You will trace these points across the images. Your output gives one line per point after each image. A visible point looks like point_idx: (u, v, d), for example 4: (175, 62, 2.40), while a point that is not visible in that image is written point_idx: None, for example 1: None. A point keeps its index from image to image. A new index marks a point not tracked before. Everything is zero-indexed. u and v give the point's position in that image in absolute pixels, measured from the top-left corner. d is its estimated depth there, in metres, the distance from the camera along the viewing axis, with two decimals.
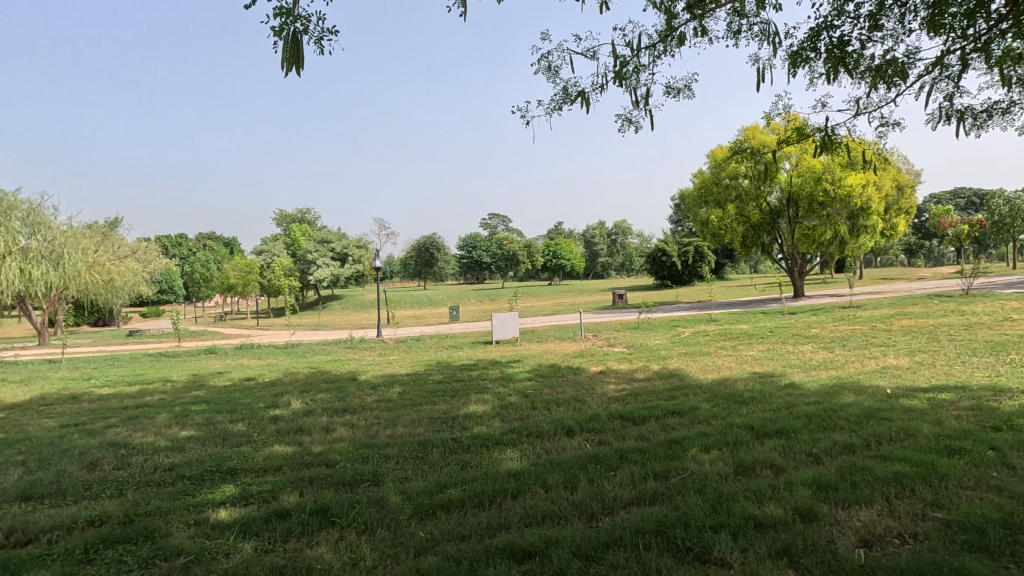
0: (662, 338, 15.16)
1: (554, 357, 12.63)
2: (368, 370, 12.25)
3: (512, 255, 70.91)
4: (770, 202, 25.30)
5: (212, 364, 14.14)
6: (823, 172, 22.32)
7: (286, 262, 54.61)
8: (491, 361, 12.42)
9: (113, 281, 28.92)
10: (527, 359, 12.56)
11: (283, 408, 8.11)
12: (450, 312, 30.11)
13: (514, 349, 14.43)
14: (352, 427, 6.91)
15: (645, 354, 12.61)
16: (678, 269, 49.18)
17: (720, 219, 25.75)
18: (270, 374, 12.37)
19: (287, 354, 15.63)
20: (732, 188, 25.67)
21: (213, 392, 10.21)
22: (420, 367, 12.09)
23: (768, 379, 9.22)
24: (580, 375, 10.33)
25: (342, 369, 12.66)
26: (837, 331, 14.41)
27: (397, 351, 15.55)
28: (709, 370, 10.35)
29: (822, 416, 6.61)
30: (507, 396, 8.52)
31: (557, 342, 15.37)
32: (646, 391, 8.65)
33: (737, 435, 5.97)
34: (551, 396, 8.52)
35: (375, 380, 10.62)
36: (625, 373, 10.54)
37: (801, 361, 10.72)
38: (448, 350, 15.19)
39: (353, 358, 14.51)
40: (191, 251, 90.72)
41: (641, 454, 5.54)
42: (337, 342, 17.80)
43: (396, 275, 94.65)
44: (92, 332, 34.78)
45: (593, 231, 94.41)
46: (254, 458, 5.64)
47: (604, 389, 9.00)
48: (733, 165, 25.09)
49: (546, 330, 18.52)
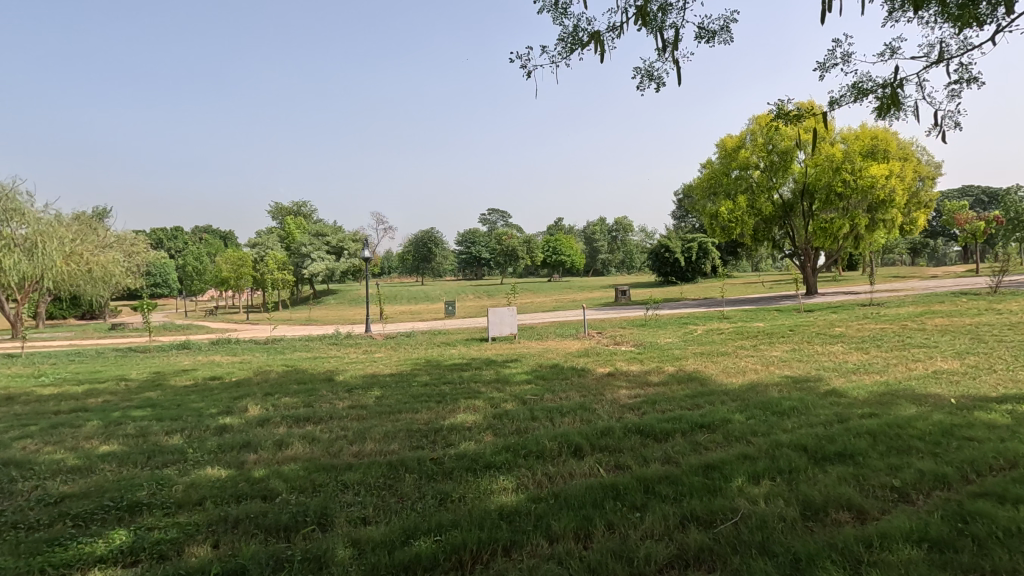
0: (673, 337, 13.90)
1: (556, 357, 11.39)
2: (349, 370, 10.96)
3: (511, 251, 69.61)
4: (783, 195, 24.04)
5: (180, 361, 12.86)
6: (843, 161, 21.08)
7: (280, 255, 53.33)
8: (486, 360, 11.17)
9: (92, 272, 27.61)
10: (526, 358, 11.32)
11: (236, 415, 6.84)
12: (445, 308, 28.86)
13: (512, 347, 13.18)
14: (310, 442, 5.65)
15: (656, 354, 11.36)
16: (682, 265, 47.98)
17: (731, 212, 24.44)
18: (239, 373, 11.08)
19: (265, 351, 14.35)
20: (743, 179, 24.39)
21: (166, 394, 8.94)
22: (406, 366, 10.83)
23: (805, 384, 7.98)
24: (586, 378, 9.08)
25: (320, 368, 11.37)
26: (865, 330, 13.20)
27: (384, 348, 14.28)
28: (733, 373, 9.08)
29: (888, 433, 5.38)
30: (502, 403, 7.26)
31: (559, 340, 14.12)
32: (665, 398, 7.39)
33: (790, 459, 4.71)
34: (554, 403, 7.26)
35: (352, 381, 9.33)
36: (636, 375, 9.30)
37: (836, 364, 9.46)
38: (440, 347, 13.93)
39: (335, 356, 13.22)
40: (185, 244, 89.27)
41: (672, 486, 4.29)
42: (322, 338, 16.52)
43: (395, 270, 93.52)
44: (73, 326, 33.42)
45: (593, 228, 93.07)
46: (173, 487, 4.36)
47: (615, 395, 7.75)
48: (744, 155, 23.83)
49: (546, 327, 17.26)
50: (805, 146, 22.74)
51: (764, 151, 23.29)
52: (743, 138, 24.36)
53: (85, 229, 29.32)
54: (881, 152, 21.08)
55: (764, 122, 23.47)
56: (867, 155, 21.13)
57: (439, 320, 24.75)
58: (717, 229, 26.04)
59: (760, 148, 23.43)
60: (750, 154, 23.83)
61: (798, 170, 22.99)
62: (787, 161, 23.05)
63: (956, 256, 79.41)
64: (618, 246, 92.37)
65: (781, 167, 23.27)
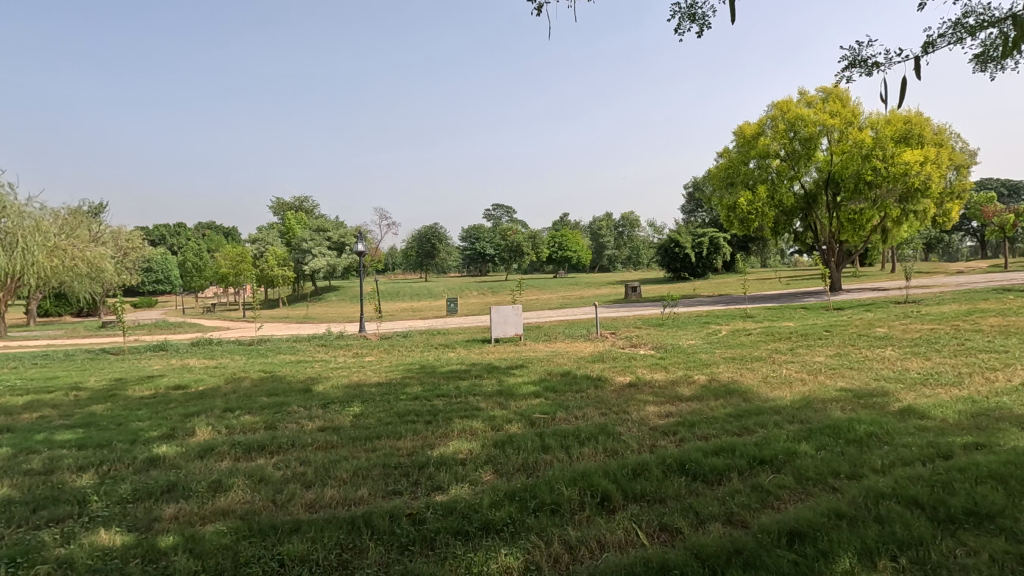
0: (697, 339, 12.49)
1: (568, 362, 10.06)
2: (332, 377, 9.66)
3: (516, 247, 68.26)
4: (804, 185, 22.63)
5: (150, 366, 11.55)
6: (873, 148, 19.62)
7: (281, 250, 52.14)
8: (488, 365, 9.86)
9: (77, 267, 26.34)
10: (533, 363, 10.00)
11: (175, 441, 5.52)
12: (447, 306, 27.53)
13: (518, 350, 11.85)
14: (256, 484, 4.36)
15: (681, 360, 10.01)
16: (692, 261, 46.55)
17: (750, 203, 23.06)
18: (208, 380, 9.78)
19: (246, 353, 13.05)
20: (761, 169, 23.00)
21: (113, 409, 7.62)
22: (397, 373, 9.52)
23: (871, 400, 6.63)
24: (605, 389, 7.76)
25: (301, 375, 10.08)
26: (912, 331, 11.82)
27: (377, 350, 12.97)
28: (777, 385, 7.74)
29: (1019, 477, 4.03)
30: (505, 425, 5.95)
31: (569, 342, 12.79)
32: (704, 418, 6.09)
33: (907, 523, 3.38)
34: (569, 426, 5.93)
35: (332, 393, 8.05)
36: (663, 385, 7.96)
37: (897, 373, 8.10)
38: (438, 349, 12.63)
39: (321, 360, 11.93)
40: (186, 240, 88.30)
41: (748, 569, 2.98)
42: (311, 338, 15.22)
43: (398, 266, 92.50)
44: (64, 324, 32.24)
45: (599, 223, 91.49)
46: (34, 569, 3.05)
47: (643, 414, 6.40)
48: (763, 144, 22.42)
49: (553, 327, 15.93)
50: (829, 132, 21.32)
51: (785, 139, 21.89)
52: (762, 126, 22.98)
53: (71, 224, 28.07)
54: (914, 138, 19.63)
55: (785, 108, 22.04)
56: (899, 140, 19.64)
57: (440, 319, 23.45)
58: (734, 222, 24.69)
59: (781, 136, 22.01)
60: (769, 142, 22.42)
61: (822, 158, 21.56)
62: (810, 149, 21.62)
63: (971, 251, 77.64)
64: (624, 242, 90.84)
65: (803, 156, 21.88)
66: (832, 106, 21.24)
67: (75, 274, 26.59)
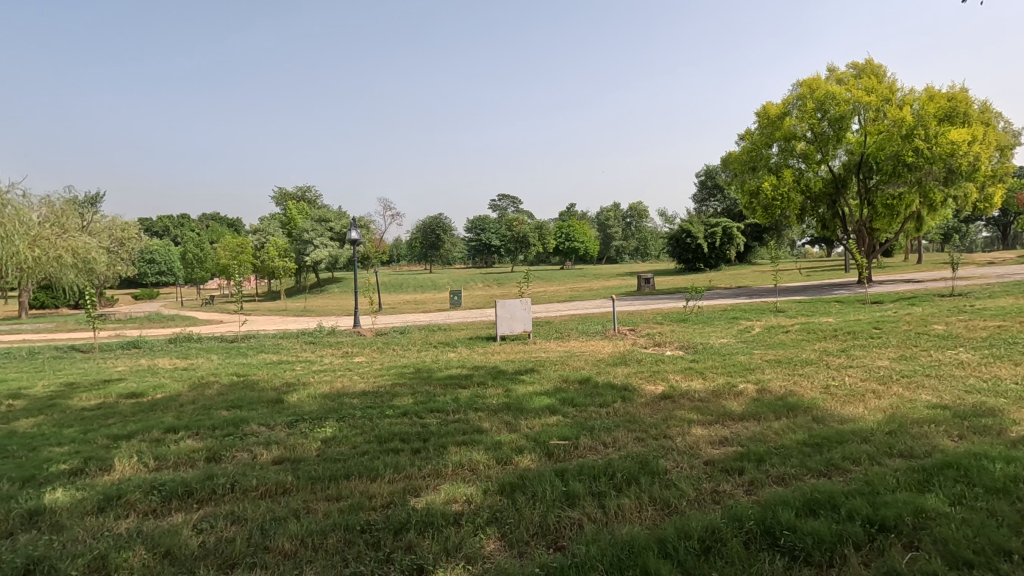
0: (729, 338, 11.00)
1: (586, 366, 8.64)
2: (311, 383, 8.30)
3: (522, 237, 66.74)
4: (833, 169, 21.10)
5: (113, 368, 10.21)
6: (915, 127, 18.02)
7: (282, 241, 50.83)
8: (493, 370, 8.46)
9: (62, 258, 25.00)
10: (545, 366, 8.61)
11: (78, 482, 4.17)
12: (451, 299, 26.16)
13: (527, 350, 10.44)
14: (157, 564, 3.01)
15: (719, 364, 8.59)
16: (705, 252, 44.94)
17: (774, 188, 21.53)
18: (168, 387, 8.41)
19: (224, 352, 11.69)
20: (786, 152, 21.45)
21: (38, 425, 6.28)
22: (387, 379, 8.15)
23: (979, 422, 5.20)
24: (636, 405, 6.33)
25: (277, 380, 8.68)
26: (979, 328, 10.31)
27: (369, 349, 11.60)
28: (846, 398, 6.32)
29: None
30: (516, 459, 4.57)
31: (584, 341, 11.37)
32: (772, 447, 4.70)
33: None
34: (599, 459, 4.56)
35: (306, 407, 6.69)
36: (705, 399, 6.54)
37: (990, 383, 6.64)
38: (437, 348, 11.27)
39: (305, 360, 10.56)
40: (189, 231, 87.13)
41: None
42: (299, 335, 13.84)
43: (404, 258, 91.43)
44: (56, 317, 31.12)
45: (607, 213, 89.67)
46: None
47: (691, 442, 4.99)
48: (788, 125, 20.92)
49: (565, 322, 14.51)
50: (863, 111, 19.71)
51: (812, 120, 20.35)
52: (786, 106, 21.45)
53: (57, 214, 26.71)
54: (959, 116, 18.04)
55: (812, 86, 20.46)
56: (942, 119, 18.05)
57: (443, 312, 22.09)
58: (756, 209, 23.25)
59: (808, 116, 20.46)
60: (794, 123, 20.92)
61: (854, 140, 20.04)
62: (841, 130, 20.09)
63: (989, 241, 75.51)
64: (631, 233, 89.15)
65: (832, 139, 20.40)
66: (865, 84, 19.65)
67: (59, 265, 25.15)
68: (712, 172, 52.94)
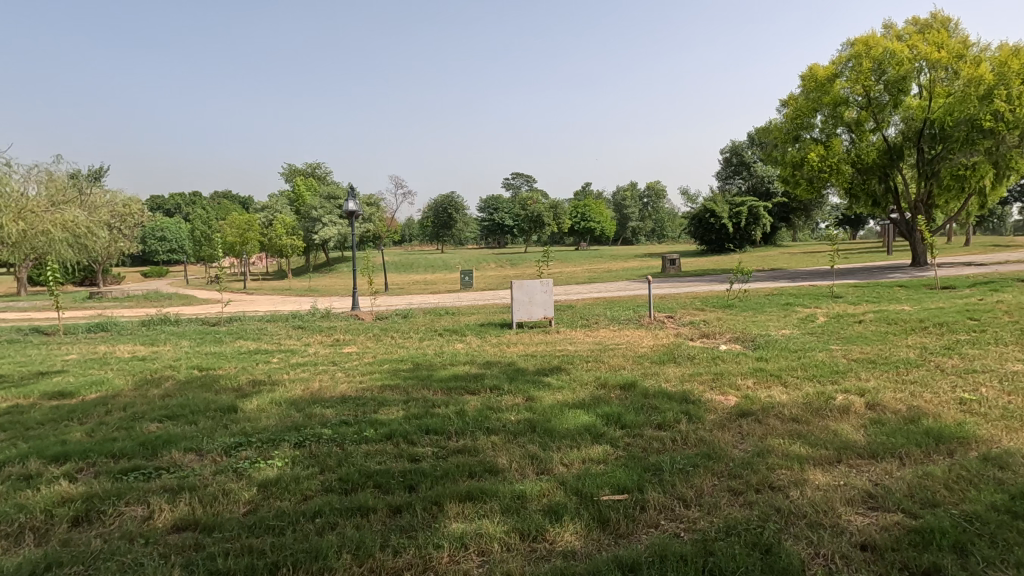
0: (793, 330, 9.15)
1: (626, 364, 6.88)
2: (283, 382, 6.63)
3: (536, 217, 64.63)
4: (888, 137, 19.00)
5: (61, 358, 8.62)
6: (996, 86, 15.84)
7: (289, 219, 49.33)
8: (510, 369, 6.71)
9: (50, 234, 23.34)
10: (576, 365, 6.86)
11: None
12: (461, 279, 24.48)
13: (550, 341, 8.69)
14: None
15: (796, 364, 6.78)
16: (729, 232, 42.54)
17: (821, 159, 19.23)
18: (108, 385, 6.78)
19: (197, 338, 10.09)
20: (836, 118, 19.26)
21: None
22: (377, 379, 6.48)
23: None
24: (709, 429, 4.56)
25: (243, 377, 7.02)
26: None
27: (363, 336, 9.93)
28: (1010, 423, 4.49)
29: None
30: (552, 535, 2.86)
31: (616, 331, 9.59)
32: (962, 517, 2.93)
33: None
34: (685, 540, 2.82)
35: (263, 421, 5.01)
36: (803, 420, 4.77)
37: None
38: (443, 337, 9.58)
39: (287, 350, 8.92)
40: (198, 208, 85.74)
41: None
42: (288, 318, 12.22)
43: (416, 238, 89.85)
44: (54, 294, 29.91)
45: (623, 193, 86.95)
46: None
47: (819, 500, 3.25)
48: (838, 89, 18.69)
49: (590, 307, 12.72)
50: (928, 70, 17.57)
51: (868, 83, 18.11)
52: (836, 66, 19.12)
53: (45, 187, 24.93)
54: None
55: (869, 44, 18.12)
56: None
57: (453, 293, 20.39)
58: (799, 182, 21.03)
59: (862, 78, 18.21)
60: (845, 86, 18.66)
61: (915, 104, 17.93)
62: (901, 93, 17.89)
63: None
64: (648, 213, 86.53)
65: (888, 104, 18.30)
66: (933, 39, 17.35)
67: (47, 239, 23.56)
68: (738, 149, 50.17)
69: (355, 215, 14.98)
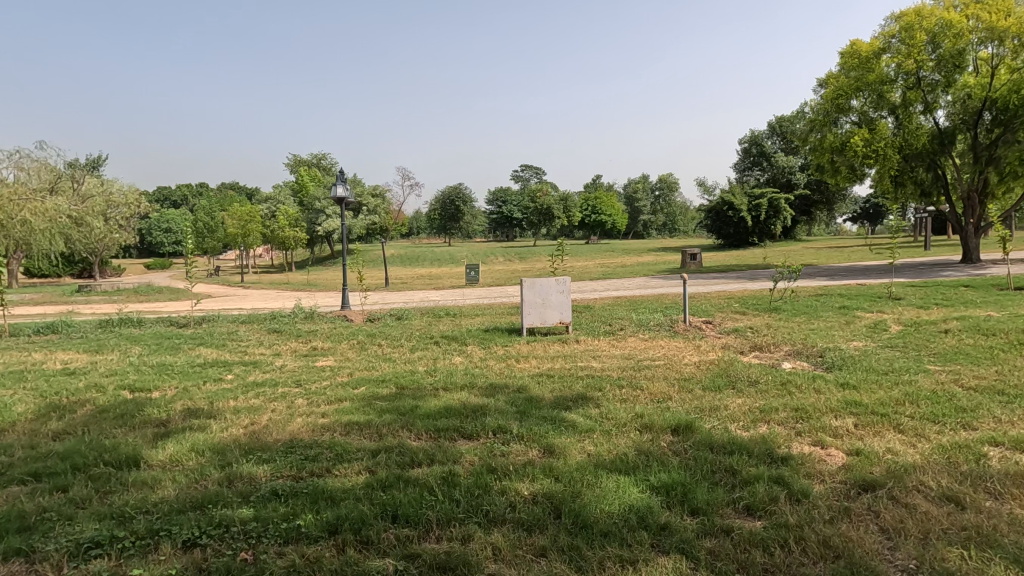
0: (866, 342, 7.47)
1: (674, 393, 5.24)
2: (223, 415, 5.07)
3: (546, 210, 62.85)
4: (940, 120, 17.20)
5: None
6: None
7: (292, 210, 47.78)
8: (519, 399, 5.09)
9: (29, 225, 21.77)
10: (606, 393, 5.25)
11: None
12: (467, 274, 22.89)
13: (568, 355, 7.07)
14: None
15: (901, 394, 5.10)
16: (748, 226, 40.58)
17: (865, 144, 17.37)
18: (4, 412, 5.28)
19: (152, 345, 8.58)
20: (881, 99, 17.44)
21: None
22: (343, 413, 4.89)
23: None
24: (830, 520, 2.94)
25: (177, 404, 5.47)
26: None
27: (345, 344, 8.38)
28: None
29: None
30: None
31: (648, 341, 7.96)
32: None
33: None
34: None
35: (163, 485, 3.47)
36: (968, 501, 3.12)
37: None
38: (439, 346, 8.00)
39: (250, 362, 7.38)
40: (203, 199, 84.50)
41: None
42: (266, 319, 10.71)
43: (423, 231, 88.55)
44: (45, 287, 28.70)
45: (634, 185, 84.76)
46: None
47: None
48: (882, 66, 16.93)
49: (612, 309, 11.09)
50: (988, 43, 15.81)
51: (919, 57, 16.31)
52: (881, 41, 17.31)
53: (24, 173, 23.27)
54: None
55: (920, 15, 16.32)
56: None
57: (457, 290, 18.81)
58: (838, 169, 19.16)
59: (912, 53, 16.40)
60: (892, 63, 16.88)
61: (972, 82, 16.16)
62: (955, 70, 16.14)
63: None
64: (660, 207, 84.55)
65: (941, 82, 16.52)
66: (994, 7, 15.52)
67: (28, 230, 22.13)
68: (757, 139, 47.98)
69: (347, 202, 13.43)
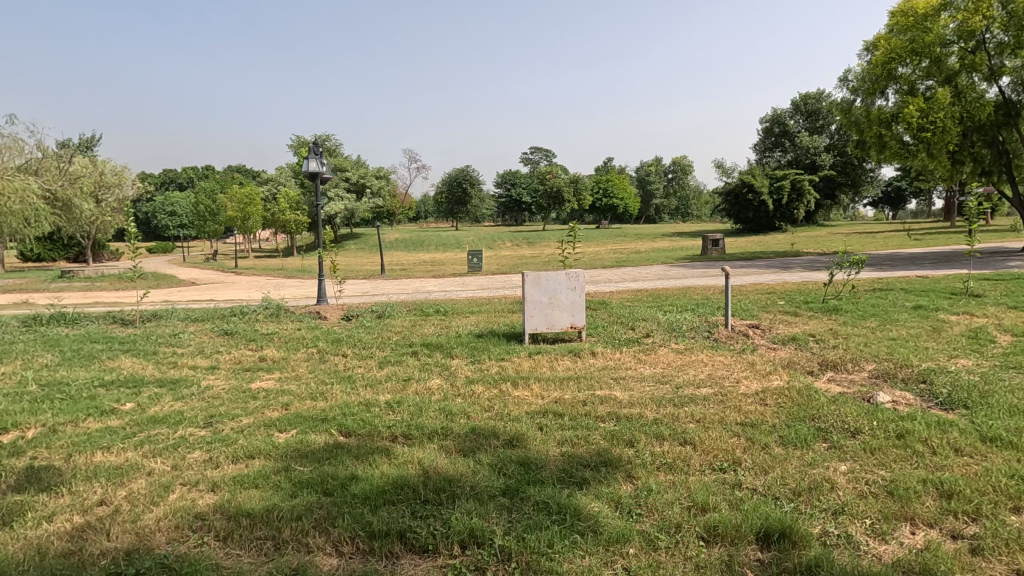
0: (976, 360, 5.65)
1: (744, 456, 3.48)
2: (67, 483, 3.38)
3: (557, 192, 60.37)
4: (1006, 88, 15.08)
5: None
6: None
7: (292, 193, 45.96)
8: (511, 463, 3.37)
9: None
10: (642, 454, 3.49)
11: None
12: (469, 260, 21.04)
13: (582, 377, 5.33)
14: None
15: None
16: (769, 210, 38.28)
17: (922, 114, 15.14)
18: None
19: (65, 353, 6.91)
20: (939, 63, 15.27)
21: None
22: (235, 491, 3.15)
23: None
24: None
25: (17, 460, 3.76)
26: None
27: (301, 354, 6.68)
28: None
29: None
30: None
31: (684, 354, 6.19)
32: None
33: None
34: None
35: None
36: None
37: None
38: (416, 359, 6.26)
39: (169, 380, 5.69)
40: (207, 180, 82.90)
41: None
42: (222, 318, 9.03)
43: (430, 215, 86.50)
44: (30, 273, 27.22)
45: (647, 168, 82.01)
46: None
47: None
48: (940, 26, 14.84)
49: (632, 306, 9.29)
50: None
51: (988, 14, 14.21)
52: None
53: None
54: None
55: None
56: None
57: (456, 279, 16.97)
58: (884, 146, 16.99)
59: (979, 9, 14.26)
60: (952, 21, 14.77)
61: None
62: None
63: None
64: (674, 189, 81.83)
65: (1010, 44, 14.39)
66: None
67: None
68: (780, 117, 45.34)
69: (323, 179, 11.63)
